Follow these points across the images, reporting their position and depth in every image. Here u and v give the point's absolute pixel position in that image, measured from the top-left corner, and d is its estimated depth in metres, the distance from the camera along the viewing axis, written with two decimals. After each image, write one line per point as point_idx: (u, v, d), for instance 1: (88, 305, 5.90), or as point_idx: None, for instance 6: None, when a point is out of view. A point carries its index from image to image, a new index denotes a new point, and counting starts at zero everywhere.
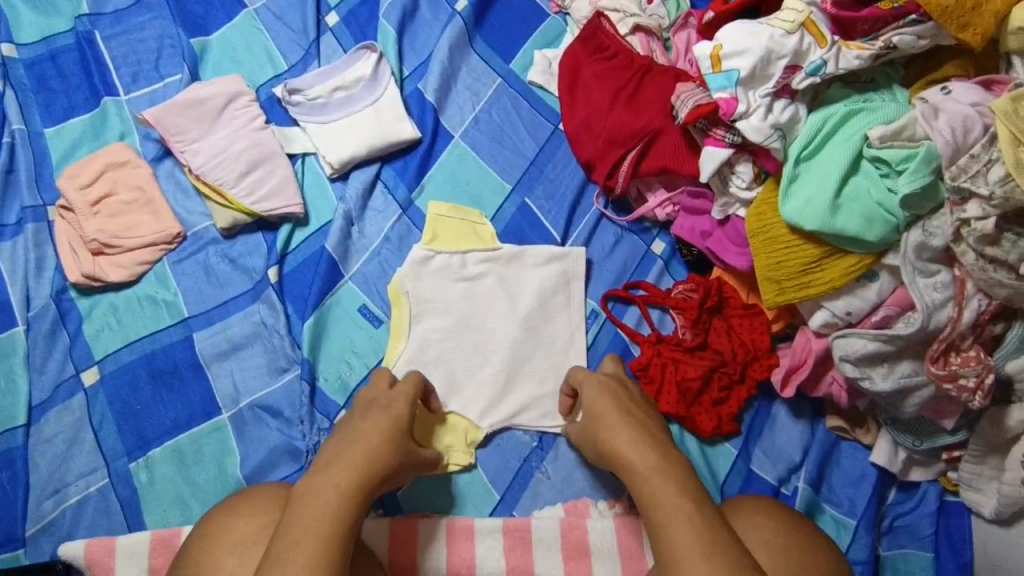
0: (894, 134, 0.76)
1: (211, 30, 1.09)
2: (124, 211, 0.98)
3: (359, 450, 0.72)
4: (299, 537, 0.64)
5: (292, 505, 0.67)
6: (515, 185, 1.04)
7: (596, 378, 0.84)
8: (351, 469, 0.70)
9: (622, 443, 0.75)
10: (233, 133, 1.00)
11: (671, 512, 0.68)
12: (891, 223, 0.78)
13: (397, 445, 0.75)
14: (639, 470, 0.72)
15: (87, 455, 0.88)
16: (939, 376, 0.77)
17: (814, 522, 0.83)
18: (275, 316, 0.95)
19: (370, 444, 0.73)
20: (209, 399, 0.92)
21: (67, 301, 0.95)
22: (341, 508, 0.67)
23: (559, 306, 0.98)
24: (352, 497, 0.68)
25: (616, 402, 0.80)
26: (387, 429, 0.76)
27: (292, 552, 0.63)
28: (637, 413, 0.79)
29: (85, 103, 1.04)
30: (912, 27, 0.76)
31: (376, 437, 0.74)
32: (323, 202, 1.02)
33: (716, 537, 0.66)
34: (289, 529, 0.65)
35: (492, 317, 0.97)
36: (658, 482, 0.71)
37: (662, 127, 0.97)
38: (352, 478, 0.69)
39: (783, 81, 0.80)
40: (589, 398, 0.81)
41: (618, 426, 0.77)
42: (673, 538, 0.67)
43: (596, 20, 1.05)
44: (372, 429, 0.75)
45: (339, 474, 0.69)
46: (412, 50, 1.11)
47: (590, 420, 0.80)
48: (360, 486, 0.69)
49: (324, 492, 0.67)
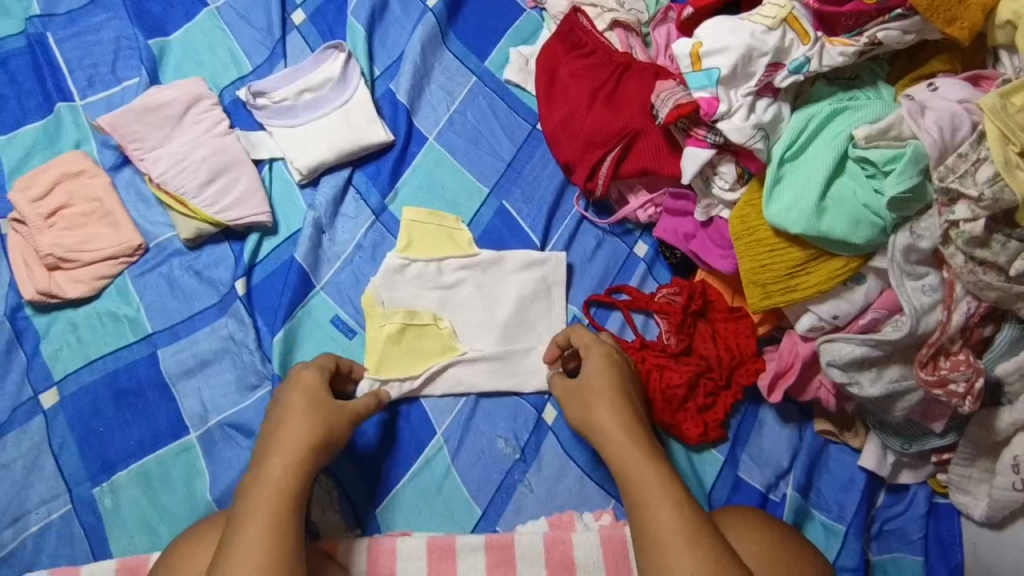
0: (880, 133, 0.74)
1: (170, 30, 1.04)
2: (82, 223, 0.93)
3: (281, 436, 0.75)
4: (248, 527, 0.68)
5: (239, 504, 0.70)
6: (492, 189, 1.01)
7: (601, 348, 0.86)
8: (283, 454, 0.73)
9: (614, 424, 0.79)
10: (196, 139, 0.96)
11: (656, 495, 0.73)
12: (878, 226, 0.76)
13: (320, 423, 0.76)
14: (630, 453, 0.77)
15: (48, 481, 0.84)
16: (928, 381, 0.75)
17: (802, 539, 0.79)
18: (244, 331, 0.91)
19: (290, 429, 0.75)
20: (175, 419, 0.88)
21: (24, 318, 0.91)
22: (280, 496, 0.70)
23: (538, 313, 0.95)
24: (286, 485, 0.71)
25: (617, 380, 0.83)
26: (311, 407, 0.78)
27: (243, 546, 0.66)
28: (628, 396, 0.82)
29: (38, 110, 0.99)
30: (898, 22, 0.74)
31: (290, 419, 0.76)
32: (292, 209, 0.98)
33: (699, 525, 0.70)
34: (239, 524, 0.68)
35: (470, 324, 0.94)
36: (648, 468, 0.75)
37: (642, 126, 0.94)
38: (285, 465, 0.72)
39: (764, 80, 0.77)
40: (590, 369, 0.84)
41: (614, 410, 0.80)
42: (656, 521, 0.71)
43: (574, 16, 1.02)
44: (295, 412, 0.77)
45: (269, 465, 0.72)
46: (383, 49, 1.07)
47: (585, 391, 0.83)
48: (295, 475, 0.72)
49: (262, 483, 0.71)
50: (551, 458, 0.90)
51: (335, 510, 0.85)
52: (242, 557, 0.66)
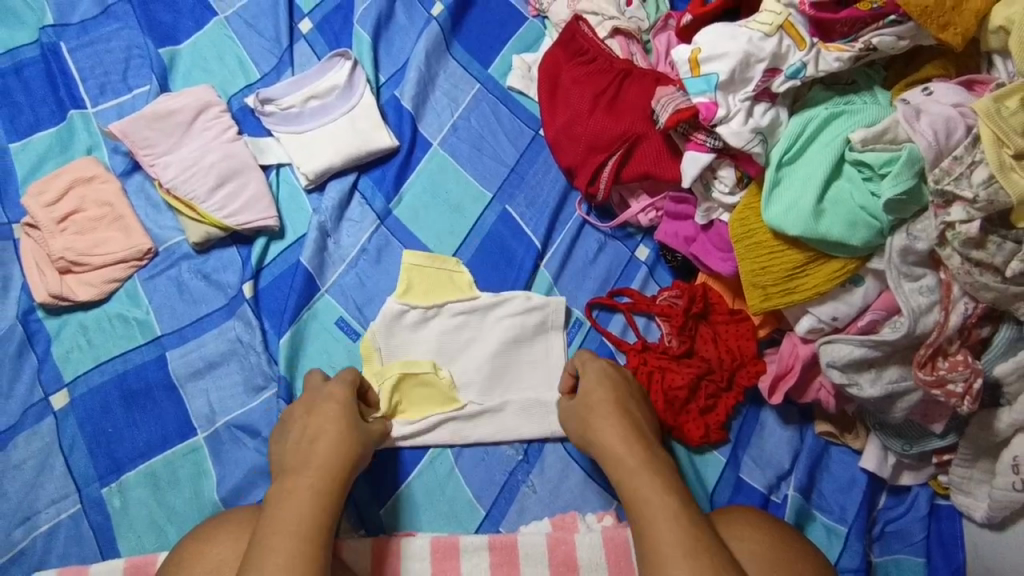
0: (876, 136, 0.76)
1: (180, 39, 1.07)
2: (93, 227, 0.95)
3: (323, 447, 0.76)
4: (280, 534, 0.68)
5: (269, 509, 0.70)
6: (495, 194, 1.02)
7: (595, 367, 0.87)
8: (319, 467, 0.74)
9: (612, 436, 0.79)
10: (205, 145, 0.97)
11: (656, 508, 0.72)
12: (875, 227, 0.77)
13: (352, 434, 0.79)
14: (628, 465, 0.76)
15: (57, 481, 0.85)
16: (926, 381, 0.76)
17: (801, 538, 0.80)
18: (251, 333, 0.92)
19: (328, 442, 0.77)
20: (184, 420, 0.89)
21: (35, 321, 0.92)
22: (315, 503, 0.71)
23: (537, 357, 0.95)
24: (322, 494, 0.72)
25: (614, 394, 0.84)
26: (345, 422, 0.79)
27: (275, 551, 0.66)
28: (627, 408, 0.83)
29: (52, 117, 1.01)
30: (892, 27, 0.76)
31: (332, 432, 0.78)
32: (299, 214, 0.99)
33: (698, 536, 0.69)
34: (272, 529, 0.68)
35: (469, 373, 0.93)
36: (646, 479, 0.75)
37: (644, 132, 0.96)
38: (321, 476, 0.73)
39: (762, 85, 0.79)
40: (588, 390, 0.85)
41: (609, 422, 0.81)
42: (657, 533, 0.70)
43: (575, 24, 1.04)
44: (332, 423, 0.79)
45: (304, 475, 0.73)
46: (388, 57, 1.09)
47: (585, 411, 0.83)
48: (328, 482, 0.73)
49: (296, 491, 0.72)
50: (554, 460, 0.91)
51: (339, 511, 0.86)
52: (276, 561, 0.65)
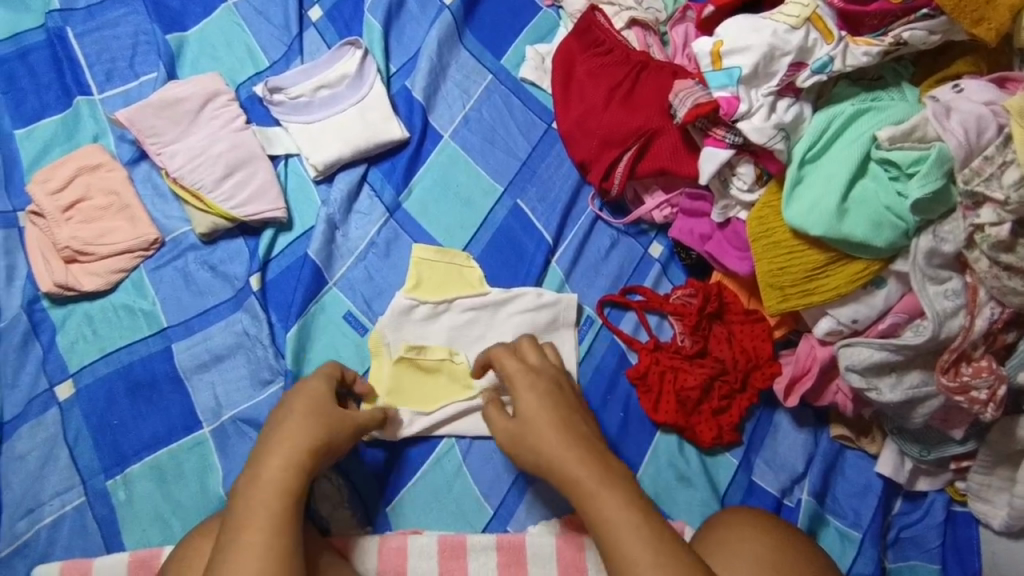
0: (904, 135, 0.73)
1: (189, 25, 1.05)
2: (99, 216, 0.94)
3: (282, 433, 0.72)
4: (244, 533, 0.65)
5: (234, 505, 0.67)
6: (507, 187, 1.00)
7: (529, 383, 0.80)
8: (280, 454, 0.70)
9: (564, 456, 0.73)
10: (213, 134, 0.96)
11: (619, 522, 0.68)
12: (901, 228, 0.74)
13: (318, 420, 0.74)
14: (586, 487, 0.70)
15: (62, 473, 0.84)
16: (949, 388, 0.74)
17: (809, 540, 0.78)
18: (258, 326, 0.91)
19: (289, 428, 0.72)
20: (189, 413, 0.88)
21: (40, 311, 0.91)
22: (278, 496, 0.67)
23: None
24: (286, 486, 0.68)
25: (556, 409, 0.77)
26: (307, 409, 0.75)
27: (239, 553, 0.63)
28: (573, 423, 0.76)
29: (57, 103, 0.99)
30: (923, 22, 0.73)
31: (293, 418, 0.74)
32: (308, 206, 0.98)
33: (673, 548, 0.67)
34: (235, 529, 0.65)
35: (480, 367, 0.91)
36: (608, 498, 0.69)
37: (660, 126, 0.93)
38: (281, 466, 0.69)
39: (787, 79, 0.76)
40: (528, 408, 0.78)
41: (557, 441, 0.74)
42: (630, 554, 0.66)
43: (591, 14, 1.02)
44: (297, 412, 0.74)
45: (264, 467, 0.69)
46: (399, 46, 1.06)
47: (530, 430, 0.76)
48: (290, 473, 0.69)
49: (258, 486, 0.68)
50: None
51: (346, 507, 0.84)
52: (241, 564, 0.63)
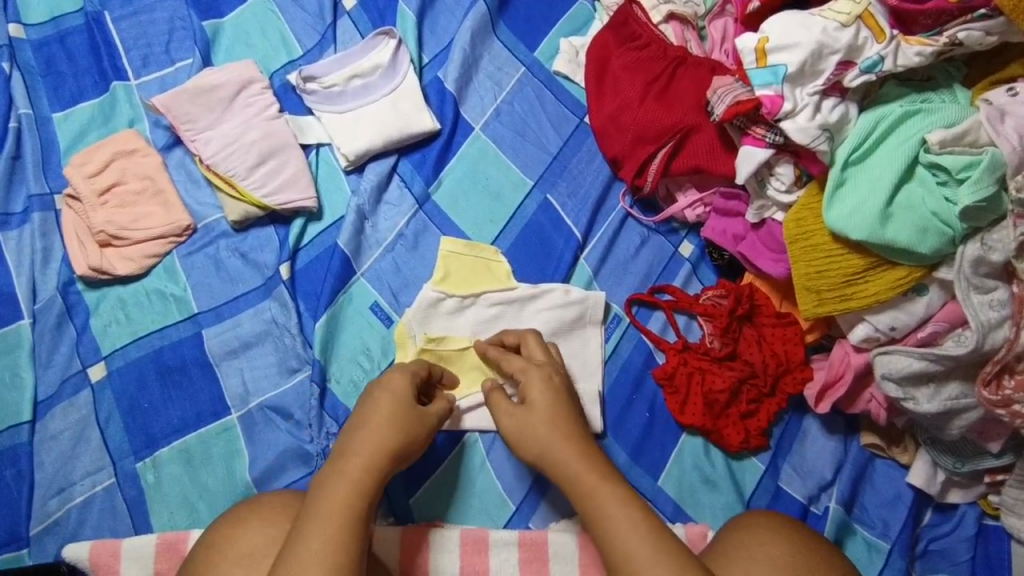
0: (955, 138, 0.71)
1: (224, 12, 1.05)
2: (133, 201, 0.95)
3: (366, 435, 0.72)
4: (314, 527, 0.65)
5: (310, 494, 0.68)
6: (537, 181, 0.99)
7: (542, 375, 0.79)
8: (363, 455, 0.70)
9: (565, 452, 0.73)
10: (246, 122, 0.96)
11: (618, 519, 0.68)
12: (947, 235, 0.72)
13: (403, 422, 0.74)
14: (585, 485, 0.70)
15: (93, 454, 0.86)
16: (990, 401, 0.72)
17: (830, 545, 0.76)
18: (286, 315, 0.91)
19: (374, 430, 0.72)
20: (217, 399, 0.89)
21: (74, 293, 0.92)
22: (355, 495, 0.67)
23: (575, 351, 0.92)
24: (365, 484, 0.68)
25: (561, 405, 0.77)
26: (394, 412, 0.74)
27: (306, 541, 0.64)
28: (579, 423, 0.76)
29: (94, 88, 1.00)
30: (980, 22, 0.71)
31: (379, 420, 0.73)
32: (338, 195, 0.98)
33: (675, 547, 0.66)
34: (304, 519, 0.65)
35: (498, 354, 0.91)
36: (609, 498, 0.69)
37: (696, 123, 0.92)
38: (365, 466, 0.69)
39: (834, 78, 0.75)
40: (536, 398, 0.77)
41: (558, 439, 0.74)
42: (630, 551, 0.66)
43: (629, 8, 1.00)
44: (384, 413, 0.74)
45: (346, 462, 0.69)
46: (433, 36, 1.06)
47: (531, 426, 0.75)
48: (368, 473, 0.69)
49: (337, 481, 0.68)
50: None
51: None
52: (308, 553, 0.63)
